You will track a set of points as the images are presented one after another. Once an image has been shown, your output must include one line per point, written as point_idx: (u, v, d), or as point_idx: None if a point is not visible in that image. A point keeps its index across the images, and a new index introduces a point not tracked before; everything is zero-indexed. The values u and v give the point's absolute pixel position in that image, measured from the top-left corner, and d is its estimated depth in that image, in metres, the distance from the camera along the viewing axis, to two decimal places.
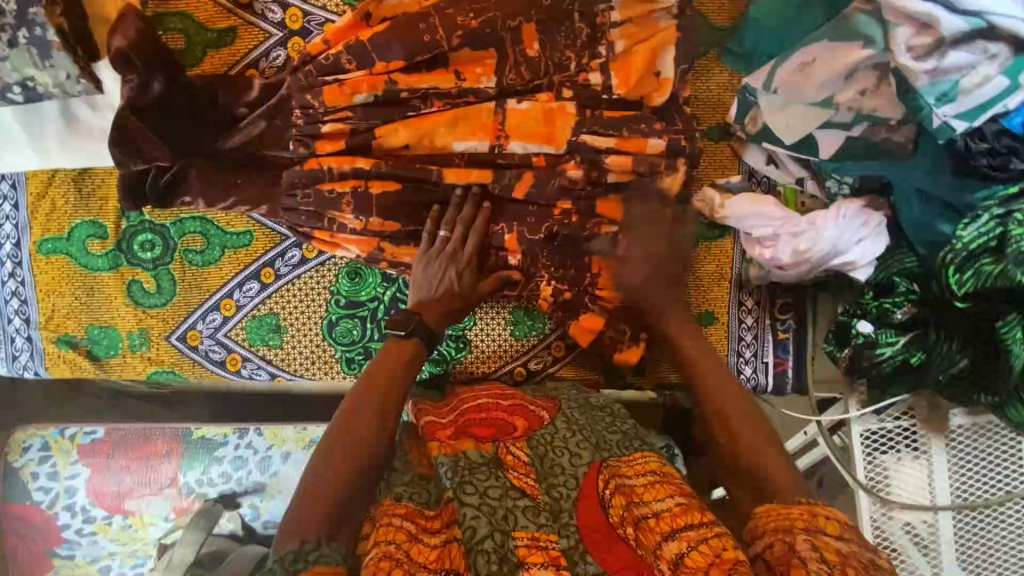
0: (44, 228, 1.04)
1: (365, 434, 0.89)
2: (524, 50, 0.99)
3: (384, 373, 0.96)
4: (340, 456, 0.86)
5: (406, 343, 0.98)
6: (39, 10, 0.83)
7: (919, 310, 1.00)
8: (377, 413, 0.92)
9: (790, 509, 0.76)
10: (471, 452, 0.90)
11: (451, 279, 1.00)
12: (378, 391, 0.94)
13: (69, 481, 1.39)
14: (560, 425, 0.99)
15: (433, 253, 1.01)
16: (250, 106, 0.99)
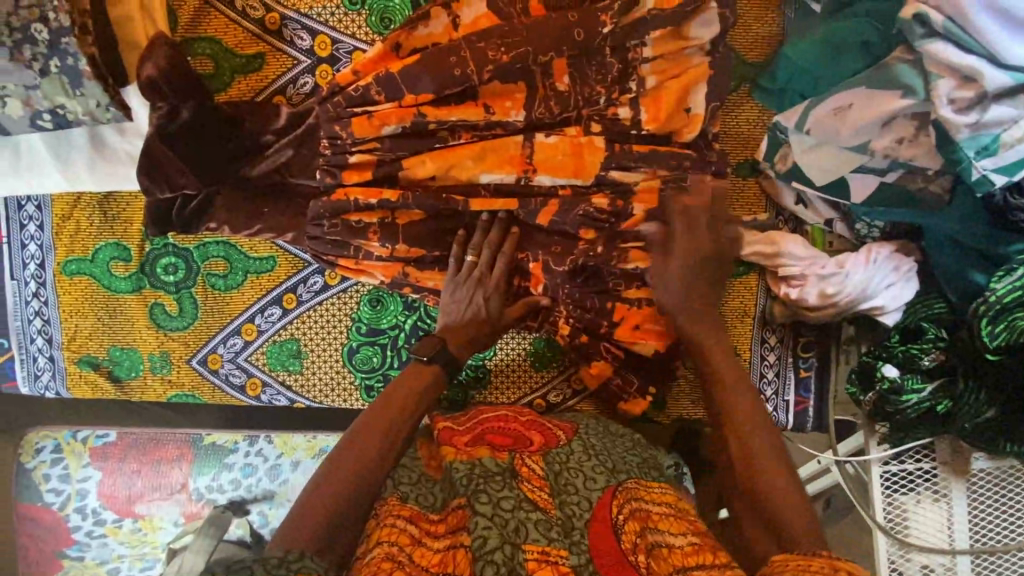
0: (68, 249, 1.05)
1: (378, 451, 0.90)
2: (555, 84, 0.98)
3: (405, 393, 0.96)
4: (348, 468, 0.86)
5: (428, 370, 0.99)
6: (72, 39, 0.83)
7: (946, 357, 0.99)
8: (393, 432, 0.92)
9: (809, 561, 0.66)
10: (486, 459, 0.87)
11: (478, 304, 1.00)
12: (395, 411, 0.94)
13: (80, 483, 1.39)
14: (576, 448, 0.98)
15: (460, 277, 1.00)
16: (277, 133, 0.99)
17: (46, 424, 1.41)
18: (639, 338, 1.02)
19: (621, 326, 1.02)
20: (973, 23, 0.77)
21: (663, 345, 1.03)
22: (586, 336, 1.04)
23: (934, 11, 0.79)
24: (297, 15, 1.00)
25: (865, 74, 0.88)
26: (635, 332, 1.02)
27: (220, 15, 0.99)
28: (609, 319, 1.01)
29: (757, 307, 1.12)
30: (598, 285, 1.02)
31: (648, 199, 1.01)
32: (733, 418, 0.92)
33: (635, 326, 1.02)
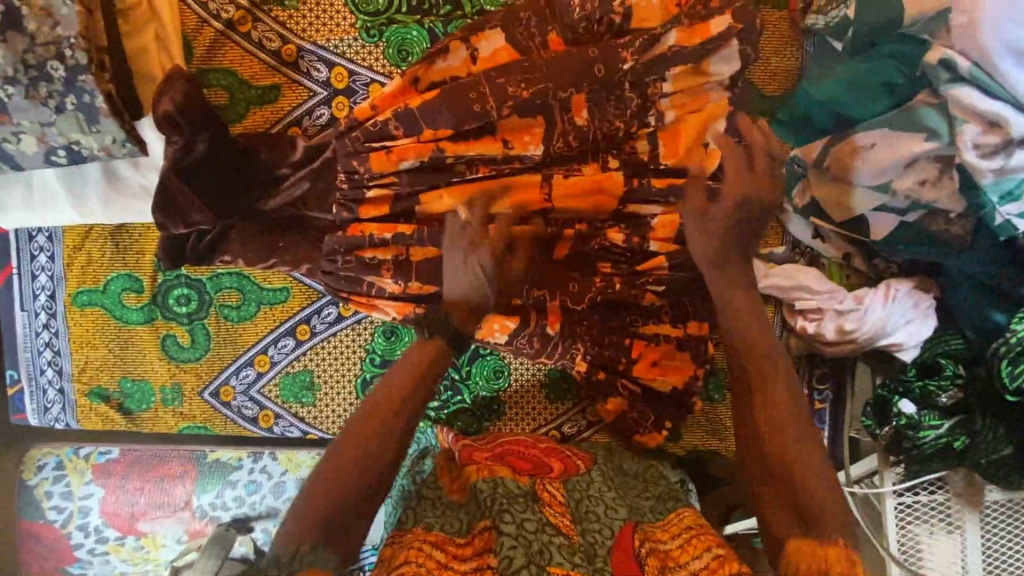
0: (80, 280, 1.04)
1: (380, 436, 0.83)
2: (572, 119, 0.96)
3: (406, 372, 0.87)
4: (348, 457, 0.81)
5: (430, 342, 0.90)
6: (89, 77, 0.81)
7: (963, 396, 0.99)
8: (395, 415, 0.84)
9: (822, 549, 0.69)
10: (509, 480, 0.87)
11: (478, 266, 0.90)
12: (396, 386, 0.86)
13: (83, 501, 1.34)
14: (596, 475, 0.97)
15: (455, 237, 0.93)
16: (293, 166, 0.97)
17: (49, 440, 1.38)
18: (657, 374, 1.04)
19: (640, 363, 1.04)
20: (1000, 69, 0.77)
21: (681, 381, 1.05)
22: (603, 372, 1.05)
23: (959, 56, 0.79)
24: (313, 47, 0.99)
25: (893, 112, 0.87)
26: (653, 368, 1.04)
27: (235, 45, 0.98)
28: (628, 356, 1.04)
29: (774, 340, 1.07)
30: (617, 321, 1.04)
31: (666, 235, 1.00)
32: (768, 378, 0.82)
33: (652, 362, 1.04)
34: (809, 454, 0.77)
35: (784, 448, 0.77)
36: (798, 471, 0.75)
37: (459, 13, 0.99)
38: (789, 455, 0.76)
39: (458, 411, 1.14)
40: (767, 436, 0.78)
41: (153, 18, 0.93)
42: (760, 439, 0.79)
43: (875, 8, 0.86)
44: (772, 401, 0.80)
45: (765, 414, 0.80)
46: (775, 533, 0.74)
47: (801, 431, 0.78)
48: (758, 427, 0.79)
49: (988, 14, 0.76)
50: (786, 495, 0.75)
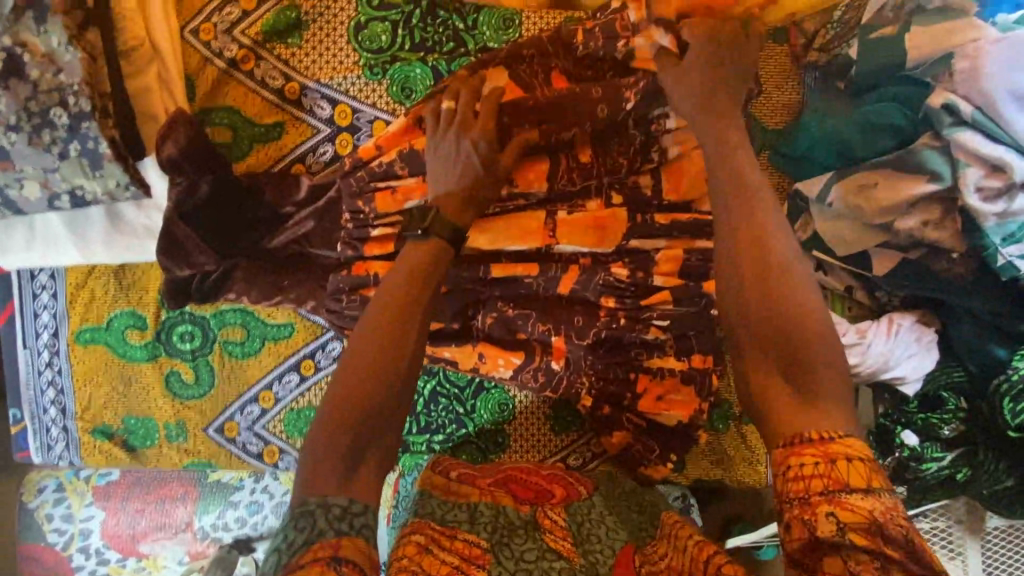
0: (83, 318, 1.03)
1: (386, 351, 0.77)
2: (576, 156, 0.98)
3: (406, 277, 0.82)
4: (355, 379, 0.75)
5: (425, 246, 0.84)
6: (92, 124, 0.81)
7: (965, 428, 1.00)
8: (400, 329, 0.78)
9: (800, 459, 0.63)
10: (509, 509, 0.90)
11: (468, 151, 0.88)
12: (396, 296, 0.80)
13: (83, 523, 1.33)
14: (597, 501, 0.98)
15: (442, 129, 0.90)
16: (298, 204, 0.97)
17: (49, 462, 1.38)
18: (662, 409, 1.05)
19: (643, 397, 1.04)
20: (1002, 114, 0.78)
21: (686, 416, 1.05)
22: (609, 407, 1.06)
23: (961, 100, 0.80)
24: (317, 85, 0.99)
25: (895, 153, 0.86)
26: (658, 403, 1.05)
27: (239, 84, 0.98)
28: (633, 390, 1.05)
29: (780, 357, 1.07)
30: (621, 355, 1.04)
31: (670, 269, 1.02)
32: (762, 256, 0.72)
33: (657, 397, 1.05)
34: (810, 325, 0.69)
35: (785, 311, 0.69)
36: (803, 344, 0.68)
37: (463, 50, 0.99)
38: (787, 324, 0.69)
39: (462, 443, 1.13)
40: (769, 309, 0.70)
41: (157, 58, 0.93)
42: (764, 311, 0.70)
43: (882, 47, 0.86)
44: (770, 267, 0.71)
45: (755, 281, 0.71)
46: (782, 418, 0.66)
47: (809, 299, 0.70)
48: (756, 300, 0.71)
49: (988, 62, 0.78)
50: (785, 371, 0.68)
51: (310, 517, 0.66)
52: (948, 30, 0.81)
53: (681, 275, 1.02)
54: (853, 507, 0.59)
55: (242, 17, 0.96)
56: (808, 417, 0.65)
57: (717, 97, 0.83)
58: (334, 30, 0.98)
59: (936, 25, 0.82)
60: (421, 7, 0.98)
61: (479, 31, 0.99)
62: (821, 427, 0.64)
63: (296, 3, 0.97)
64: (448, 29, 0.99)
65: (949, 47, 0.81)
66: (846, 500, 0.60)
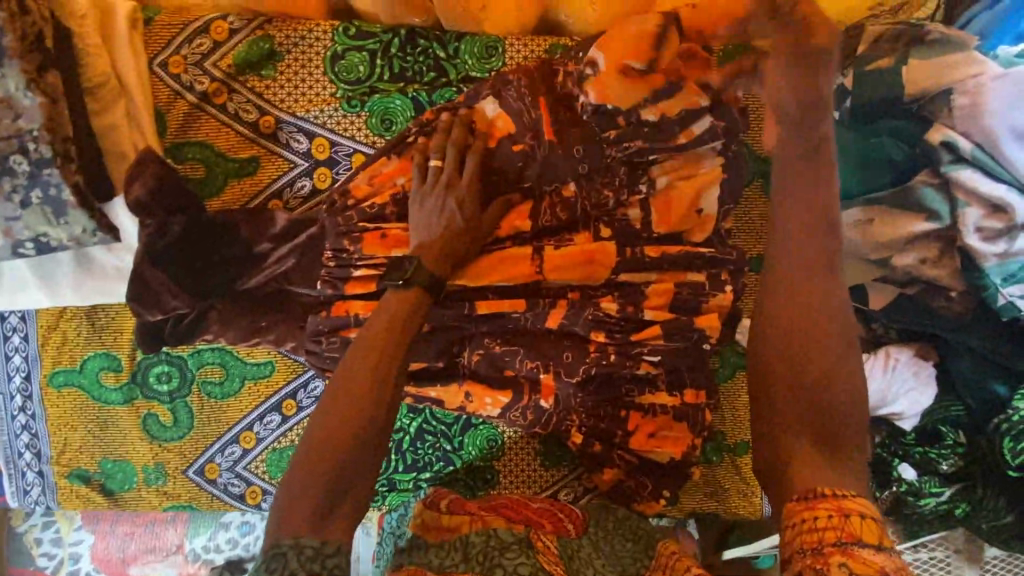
0: (55, 360, 1.00)
1: (367, 393, 0.75)
2: (561, 190, 0.95)
3: (393, 314, 0.80)
4: (336, 419, 0.73)
5: (405, 295, 0.82)
6: (54, 170, 0.78)
7: (964, 463, 0.97)
8: (383, 373, 0.77)
9: (814, 512, 0.61)
10: (501, 530, 0.86)
11: (452, 210, 0.86)
12: (379, 337, 0.79)
13: (73, 547, 1.27)
14: (585, 541, 0.93)
15: (428, 186, 0.88)
16: (274, 240, 0.94)
17: None
18: (654, 446, 1.02)
19: (635, 434, 1.02)
20: (1003, 152, 0.77)
21: (679, 452, 1.02)
22: (600, 444, 1.04)
23: (962, 137, 0.78)
24: (292, 118, 0.95)
25: (890, 191, 0.84)
26: (650, 439, 1.02)
27: (211, 117, 0.94)
28: (624, 428, 1.02)
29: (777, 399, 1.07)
30: (612, 393, 1.00)
31: (659, 303, 0.98)
32: (808, 310, 0.70)
33: (649, 434, 1.02)
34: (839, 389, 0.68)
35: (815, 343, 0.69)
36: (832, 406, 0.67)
37: (444, 80, 0.96)
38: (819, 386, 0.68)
39: (449, 481, 1.10)
40: (805, 367, 0.69)
41: (124, 93, 0.89)
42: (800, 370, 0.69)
43: (874, 81, 0.82)
44: (818, 324, 0.70)
45: (797, 336, 0.70)
46: (796, 473, 0.66)
47: (842, 361, 0.69)
48: (795, 357, 0.70)
49: (991, 99, 0.76)
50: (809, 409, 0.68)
51: (282, 558, 0.63)
52: (948, 65, 0.79)
53: (673, 308, 0.99)
54: (865, 560, 0.57)
55: (212, 48, 0.92)
56: (823, 468, 0.65)
57: (790, 123, 0.75)
58: (309, 60, 0.94)
59: (934, 59, 0.80)
60: (400, 36, 0.94)
61: (461, 59, 0.96)
62: (830, 482, 0.63)
63: (268, 33, 0.92)
64: (428, 58, 0.95)
65: (949, 82, 0.79)
66: (859, 553, 0.58)
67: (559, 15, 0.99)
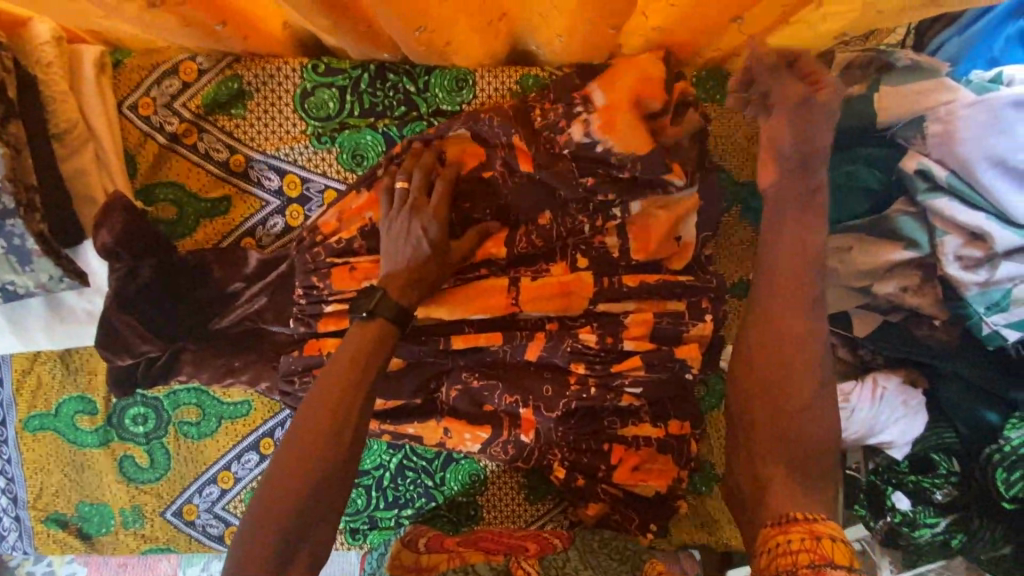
0: (30, 404, 1.00)
1: (331, 432, 0.74)
2: (535, 219, 0.93)
3: (359, 347, 0.78)
4: (300, 456, 0.73)
5: (370, 327, 0.80)
6: (17, 221, 0.80)
7: (960, 493, 0.92)
8: (347, 409, 0.76)
9: (788, 536, 0.62)
10: (480, 563, 0.86)
11: (419, 235, 0.84)
12: (343, 370, 0.77)
13: None
14: (573, 554, 0.92)
15: (395, 207, 0.86)
16: (247, 279, 0.93)
17: None
18: (639, 479, 0.99)
19: (618, 469, 0.99)
20: (978, 179, 0.74)
21: (664, 485, 1.00)
22: (583, 479, 1.01)
23: (936, 164, 0.77)
24: (263, 156, 0.95)
25: (868, 218, 0.83)
26: (634, 473, 0.99)
27: (182, 158, 0.94)
28: (607, 462, 0.99)
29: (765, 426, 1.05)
30: (593, 426, 0.98)
31: (640, 333, 0.94)
32: (785, 347, 0.70)
33: (633, 467, 0.99)
34: (810, 417, 0.70)
35: (791, 365, 0.70)
36: (805, 431, 0.69)
37: (415, 114, 0.95)
38: (792, 413, 0.69)
39: (432, 517, 1.08)
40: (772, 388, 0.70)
41: (93, 138, 0.89)
42: (773, 399, 0.70)
43: (849, 108, 0.81)
44: (797, 357, 0.70)
45: (774, 362, 0.71)
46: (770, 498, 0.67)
47: (817, 392, 0.70)
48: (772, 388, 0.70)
49: (963, 127, 0.74)
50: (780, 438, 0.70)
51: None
52: (920, 92, 0.78)
53: (654, 338, 0.95)
54: None
55: (181, 89, 0.92)
56: (792, 502, 0.66)
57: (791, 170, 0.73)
58: (279, 98, 0.93)
59: (906, 86, 0.78)
60: (370, 70, 0.93)
61: (432, 92, 0.95)
62: (801, 508, 0.65)
63: (237, 72, 0.92)
64: (398, 92, 0.94)
65: (920, 110, 0.78)
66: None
67: (529, 45, 0.96)
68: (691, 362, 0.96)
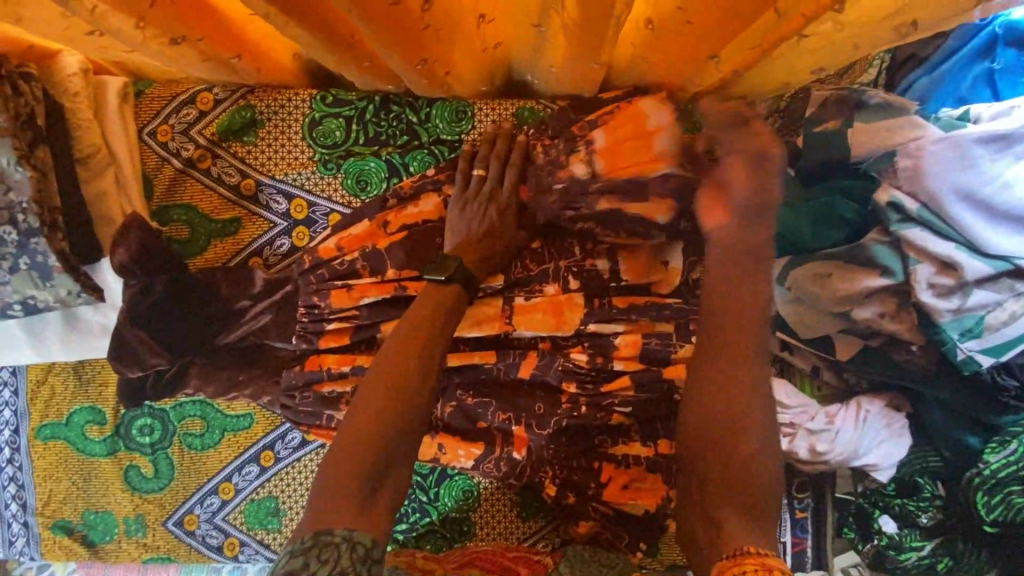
0: (43, 413, 1.04)
1: (391, 415, 0.74)
2: (530, 240, 0.97)
3: (432, 309, 0.84)
4: (379, 400, 0.75)
5: (446, 290, 0.86)
6: (41, 239, 0.85)
7: (943, 516, 0.94)
8: (413, 377, 0.78)
9: (741, 567, 0.63)
10: None
11: (492, 218, 0.92)
12: (423, 326, 0.82)
13: None
14: None
15: (473, 197, 0.93)
16: (254, 297, 0.96)
17: None
18: (629, 498, 0.99)
19: (609, 488, 0.99)
20: (949, 212, 0.79)
21: (654, 505, 0.99)
22: (574, 496, 1.01)
23: (907, 197, 0.82)
24: (272, 180, 1.00)
25: (846, 247, 0.87)
26: (624, 491, 0.99)
27: (196, 182, 1.00)
28: (598, 480, 1.00)
29: None
30: (585, 444, 1.00)
31: (630, 353, 0.97)
32: (735, 377, 0.76)
33: (623, 485, 1.00)
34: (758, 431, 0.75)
35: (744, 376, 0.76)
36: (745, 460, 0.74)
37: (416, 143, 1.01)
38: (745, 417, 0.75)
39: (425, 533, 1.11)
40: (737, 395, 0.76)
41: (114, 162, 0.96)
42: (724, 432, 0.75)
43: (826, 142, 0.88)
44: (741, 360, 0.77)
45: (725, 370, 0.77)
46: (728, 534, 0.69)
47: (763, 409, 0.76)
48: (725, 416, 0.76)
49: (930, 163, 0.80)
50: (731, 462, 0.74)
51: (333, 548, 0.62)
52: (888, 128, 0.83)
53: (645, 357, 0.97)
54: None
55: (198, 117, 0.98)
56: (754, 537, 0.69)
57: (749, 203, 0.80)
58: (288, 126, 0.99)
59: (874, 122, 0.85)
60: (375, 102, 0.99)
61: (433, 123, 1.00)
62: (752, 543, 0.67)
63: (250, 102, 0.98)
64: (401, 122, 1.00)
65: (891, 145, 0.83)
66: None
67: (524, 78, 1.01)
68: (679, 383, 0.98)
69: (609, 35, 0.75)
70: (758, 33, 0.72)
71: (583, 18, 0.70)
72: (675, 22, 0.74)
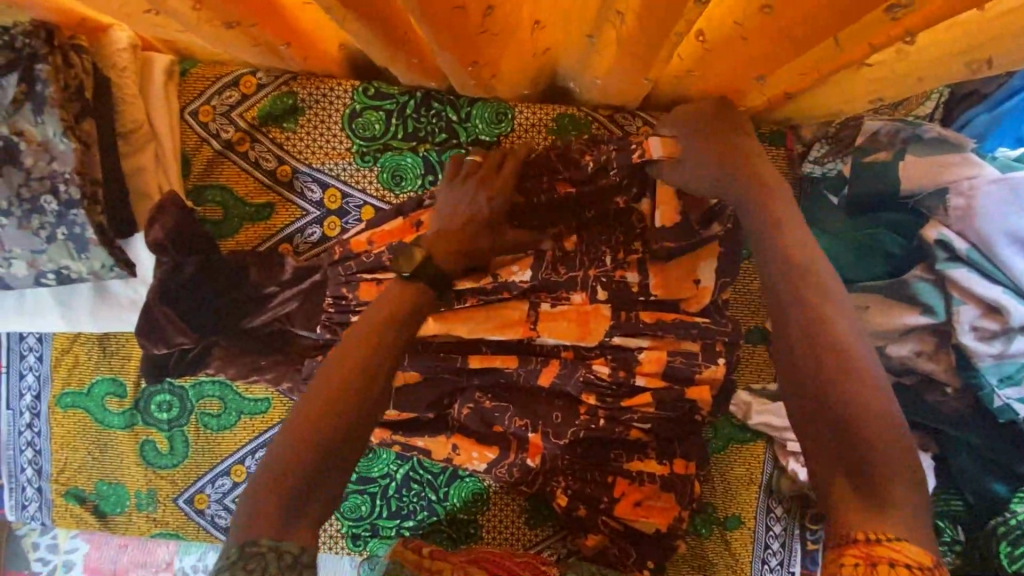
0: (66, 382, 1.05)
1: (339, 408, 0.68)
2: (563, 243, 0.95)
3: (395, 297, 0.80)
4: (325, 394, 0.69)
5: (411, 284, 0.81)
6: (80, 210, 0.86)
7: (961, 562, 0.91)
8: (365, 371, 0.72)
9: (841, 559, 0.53)
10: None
11: (480, 204, 0.89)
12: (382, 316, 0.78)
13: (67, 555, 1.16)
14: None
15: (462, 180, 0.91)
16: (282, 284, 0.97)
17: None
18: (640, 515, 0.98)
19: (621, 504, 0.98)
20: (999, 255, 0.79)
21: (665, 524, 0.97)
22: (585, 509, 1.00)
23: (956, 237, 0.81)
24: (308, 168, 1.00)
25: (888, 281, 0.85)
26: (636, 508, 0.98)
27: (233, 165, 1.00)
28: (610, 494, 0.99)
29: (763, 475, 1.06)
30: (599, 456, 0.99)
31: (653, 369, 0.96)
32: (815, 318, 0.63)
33: (635, 502, 0.98)
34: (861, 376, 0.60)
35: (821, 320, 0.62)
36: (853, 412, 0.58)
37: (454, 141, 1.00)
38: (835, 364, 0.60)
39: (431, 531, 1.10)
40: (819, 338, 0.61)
41: (155, 139, 0.96)
42: (824, 407, 0.59)
43: (877, 174, 0.86)
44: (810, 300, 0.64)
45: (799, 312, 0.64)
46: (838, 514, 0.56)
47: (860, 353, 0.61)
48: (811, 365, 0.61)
49: (985, 203, 0.79)
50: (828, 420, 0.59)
51: (259, 558, 0.58)
52: (942, 164, 0.82)
53: (668, 374, 0.96)
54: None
55: (239, 100, 0.98)
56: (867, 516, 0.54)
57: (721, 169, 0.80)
58: (329, 115, 0.99)
59: (927, 156, 0.83)
60: (416, 97, 0.99)
61: (473, 123, 0.99)
62: (864, 524, 0.54)
63: (292, 88, 0.98)
64: (441, 119, 0.99)
65: (943, 182, 0.82)
66: None
67: (567, 83, 1.00)
68: (701, 404, 0.97)
69: (662, 53, 0.74)
70: (813, 60, 0.70)
71: (641, 30, 0.69)
72: (736, 45, 0.71)
